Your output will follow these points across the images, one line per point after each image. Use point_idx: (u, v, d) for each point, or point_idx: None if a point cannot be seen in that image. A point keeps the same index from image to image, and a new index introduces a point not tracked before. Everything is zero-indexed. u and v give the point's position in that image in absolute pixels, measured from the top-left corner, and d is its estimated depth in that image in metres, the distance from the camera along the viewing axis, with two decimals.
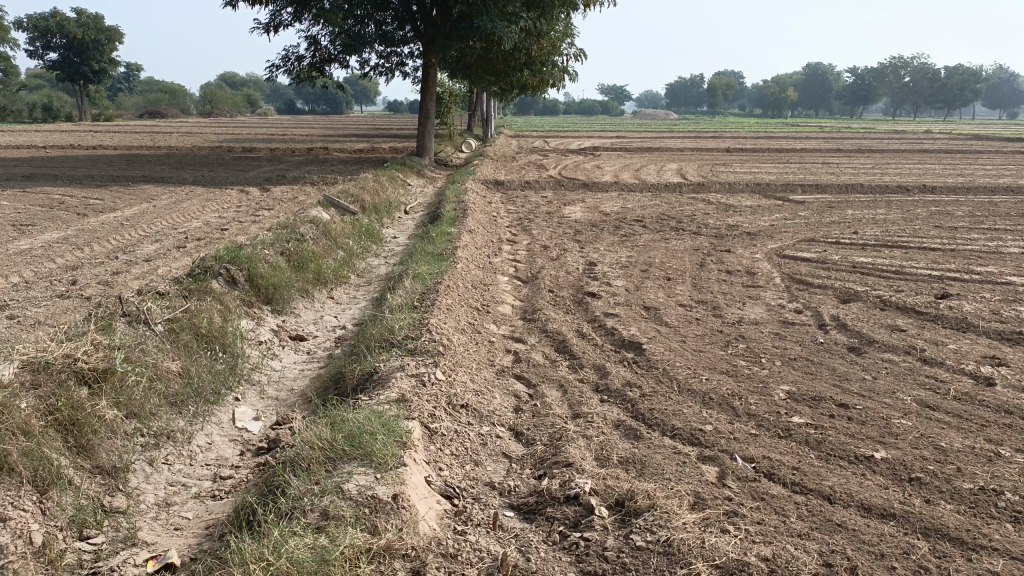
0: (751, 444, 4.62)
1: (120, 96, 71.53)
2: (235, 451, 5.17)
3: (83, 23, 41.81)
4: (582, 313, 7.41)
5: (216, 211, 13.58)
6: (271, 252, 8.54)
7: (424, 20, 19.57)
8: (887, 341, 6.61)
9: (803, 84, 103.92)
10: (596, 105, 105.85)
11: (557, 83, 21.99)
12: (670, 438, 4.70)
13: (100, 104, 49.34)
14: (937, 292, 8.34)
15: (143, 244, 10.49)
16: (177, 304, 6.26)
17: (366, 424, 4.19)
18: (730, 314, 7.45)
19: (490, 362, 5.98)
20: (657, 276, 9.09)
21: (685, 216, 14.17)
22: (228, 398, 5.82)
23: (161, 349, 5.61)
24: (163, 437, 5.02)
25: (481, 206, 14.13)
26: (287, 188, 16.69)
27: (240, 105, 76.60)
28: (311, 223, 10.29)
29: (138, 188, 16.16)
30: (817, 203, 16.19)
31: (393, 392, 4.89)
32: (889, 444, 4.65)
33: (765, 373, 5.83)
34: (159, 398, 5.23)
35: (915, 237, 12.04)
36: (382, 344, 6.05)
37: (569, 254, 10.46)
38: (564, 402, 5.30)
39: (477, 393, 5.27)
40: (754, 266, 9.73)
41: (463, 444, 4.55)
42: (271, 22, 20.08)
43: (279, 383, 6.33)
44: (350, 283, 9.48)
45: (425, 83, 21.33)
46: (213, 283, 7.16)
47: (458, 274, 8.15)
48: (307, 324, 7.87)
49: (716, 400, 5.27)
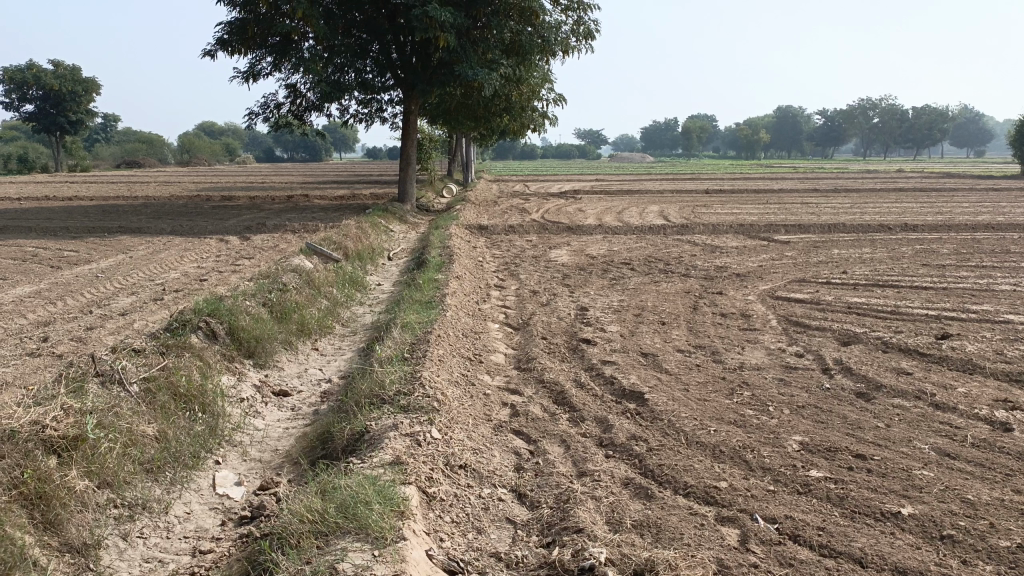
0: (770, 501, 4.34)
1: (98, 147, 71.25)
2: (216, 520, 4.79)
3: (61, 75, 41.63)
4: (579, 361, 7.15)
5: (194, 261, 13.28)
6: (252, 303, 8.24)
7: (404, 67, 19.59)
8: (895, 385, 6.40)
9: (775, 126, 105.92)
10: (572, 147, 106.89)
11: (538, 127, 22.06)
12: (684, 498, 4.42)
13: (76, 155, 49.05)
14: (936, 332, 8.19)
15: (119, 297, 10.14)
16: (153, 362, 5.93)
17: (360, 492, 3.87)
18: (730, 360, 7.22)
19: (486, 417, 5.68)
20: (651, 320, 8.88)
21: (672, 258, 14.03)
22: (208, 463, 5.46)
23: (136, 412, 5.27)
24: (138, 508, 4.65)
25: (466, 251, 13.94)
26: (267, 236, 16.42)
27: (218, 153, 76.56)
28: (294, 272, 10.02)
29: (114, 239, 15.82)
30: (802, 243, 16.16)
31: (387, 454, 4.58)
32: (914, 499, 4.39)
33: (775, 422, 5.57)
34: (134, 465, 4.87)
35: (906, 276, 11.96)
36: (372, 400, 5.74)
37: (559, 299, 10.24)
38: (567, 458, 5.00)
39: (475, 451, 4.96)
40: (748, 308, 9.56)
41: (464, 509, 4.23)
42: (250, 71, 20.01)
43: (262, 443, 5.98)
44: (335, 333, 9.17)
45: (406, 130, 21.29)
46: (192, 337, 6.83)
47: (448, 322, 7.88)
48: (291, 378, 7.53)
49: (727, 453, 5.01)
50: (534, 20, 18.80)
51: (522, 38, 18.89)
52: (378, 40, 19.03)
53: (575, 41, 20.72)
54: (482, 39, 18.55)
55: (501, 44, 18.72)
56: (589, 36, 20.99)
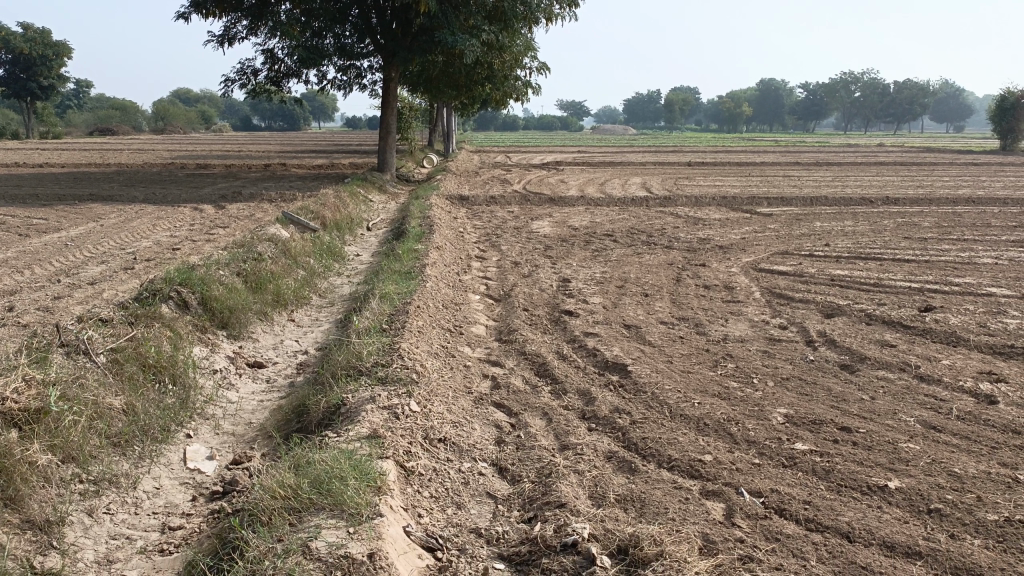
0: (756, 475, 4.25)
1: (70, 114, 69.66)
2: (187, 496, 4.64)
3: (30, 38, 40.44)
4: (561, 333, 7.03)
5: (168, 230, 12.95)
6: (226, 272, 8.02)
7: (384, 33, 19.15)
8: (879, 358, 6.34)
9: (757, 100, 105.74)
10: (553, 119, 106.04)
11: (520, 97, 21.72)
12: (668, 471, 4.32)
13: (48, 121, 47.94)
14: (920, 305, 8.13)
15: (88, 266, 9.85)
16: (121, 332, 5.73)
17: (334, 467, 3.73)
18: (714, 332, 7.12)
19: (467, 389, 5.54)
20: (634, 292, 8.76)
21: (655, 229, 13.91)
22: (178, 436, 5.29)
23: (102, 384, 5.08)
24: (105, 483, 4.49)
25: (447, 221, 13.73)
26: (243, 205, 16.10)
27: (194, 121, 75.25)
28: (270, 241, 9.78)
29: (85, 207, 15.41)
30: (785, 216, 16.08)
31: (364, 427, 4.43)
32: (901, 472, 4.33)
33: (760, 395, 5.48)
34: (100, 439, 4.70)
35: (888, 249, 11.93)
36: (349, 372, 5.59)
37: (541, 270, 10.10)
38: (549, 432, 4.89)
39: (454, 425, 4.82)
40: (731, 280, 9.47)
41: (443, 484, 4.11)
42: (225, 35, 19.50)
43: (236, 415, 5.82)
44: (312, 304, 8.96)
45: (386, 98, 20.89)
46: (162, 307, 6.63)
47: (428, 293, 7.72)
48: (266, 349, 7.35)
49: (712, 426, 4.91)
50: None
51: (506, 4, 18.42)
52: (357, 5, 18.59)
53: (558, 9, 20.36)
54: (463, 6, 18.16)
55: (482, 11, 18.32)
56: (572, 4, 20.62)
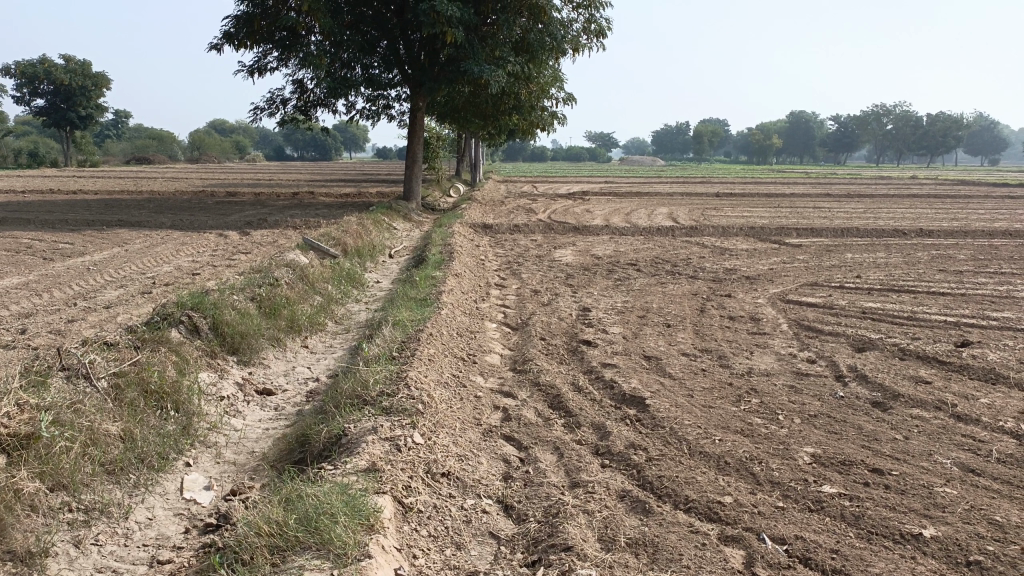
0: (780, 520, 3.96)
1: (109, 143, 71.37)
2: (180, 528, 4.44)
3: (71, 69, 41.46)
4: (578, 364, 6.78)
5: (190, 255, 12.96)
6: (239, 297, 7.91)
7: (411, 63, 19.23)
8: (914, 395, 6.00)
9: (786, 131, 105.29)
10: (582, 150, 106.28)
11: (547, 127, 21.64)
12: (684, 513, 4.04)
13: (86, 150, 49.02)
14: (956, 339, 7.77)
15: (107, 290, 9.83)
16: (125, 356, 5.61)
17: (325, 503, 3.52)
18: (738, 365, 6.83)
19: (476, 421, 5.32)
20: (656, 323, 8.50)
21: (680, 259, 13.64)
22: (177, 465, 5.11)
23: (101, 409, 4.94)
24: (95, 512, 4.31)
25: (468, 249, 13.59)
26: (267, 232, 16.13)
27: (228, 152, 76.65)
28: (287, 267, 9.68)
29: (111, 232, 15.53)
30: (814, 246, 15.72)
31: (362, 460, 4.22)
32: (937, 519, 4.01)
33: (785, 432, 5.18)
34: (94, 466, 4.54)
35: (922, 281, 11.55)
36: (354, 401, 5.39)
37: (561, 298, 9.88)
38: (560, 468, 4.63)
39: (460, 458, 4.59)
40: (758, 312, 9.17)
41: (443, 522, 3.87)
42: (256, 65, 19.73)
43: (239, 444, 5.63)
44: (327, 331, 8.81)
45: (413, 127, 20.95)
46: (172, 332, 6.50)
47: (442, 321, 7.54)
48: (277, 376, 7.19)
49: (732, 465, 4.63)
50: (542, 18, 18.31)
51: (532, 36, 18.55)
52: (386, 36, 18.74)
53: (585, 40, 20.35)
54: (490, 36, 18.20)
55: (509, 41, 18.34)
56: (599, 34, 20.61)
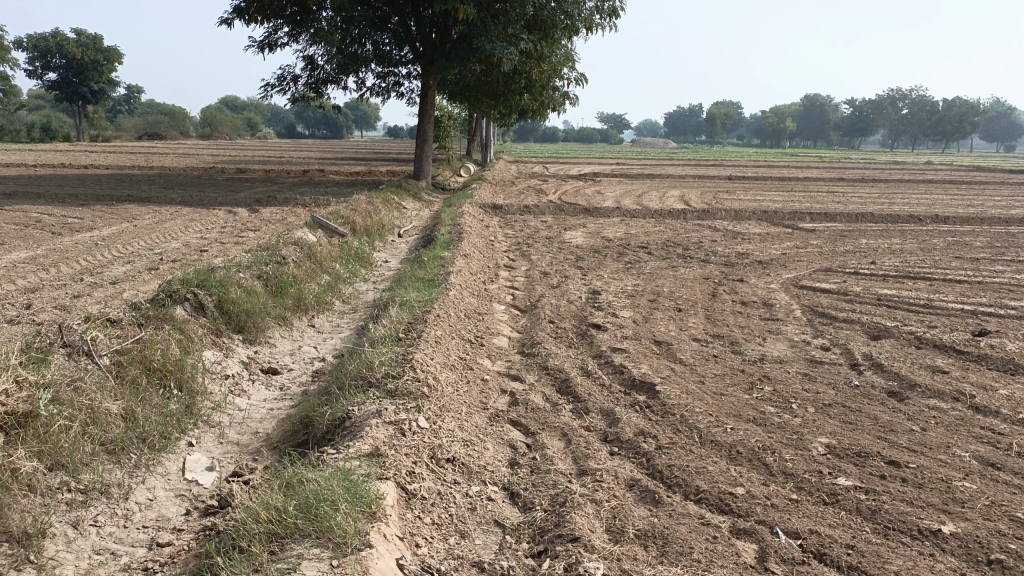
0: (794, 513, 3.84)
1: (121, 119, 71.36)
2: (180, 509, 4.37)
3: (84, 43, 41.26)
4: (587, 348, 6.66)
5: (199, 232, 12.89)
6: (246, 275, 7.81)
7: (423, 40, 19.00)
8: (931, 385, 5.86)
9: (800, 115, 104.21)
10: (594, 132, 105.68)
11: (558, 108, 21.37)
12: (695, 504, 3.94)
13: (98, 126, 48.92)
14: (974, 328, 7.61)
15: (113, 265, 9.75)
16: (128, 334, 5.53)
17: (325, 490, 3.44)
18: (750, 351, 6.69)
19: (482, 405, 5.21)
20: (667, 307, 8.36)
21: (692, 243, 13.47)
22: (179, 445, 5.04)
23: (101, 387, 4.86)
24: (94, 493, 4.23)
25: (478, 229, 13.47)
26: (277, 209, 16.04)
27: (239, 129, 76.54)
28: (295, 244, 9.59)
29: (121, 207, 15.46)
30: (828, 231, 15.52)
31: (365, 444, 4.12)
32: (956, 515, 3.89)
33: (799, 421, 5.06)
34: (93, 445, 4.47)
35: (938, 268, 11.35)
36: (359, 383, 5.31)
37: (570, 281, 9.76)
38: (567, 455, 4.53)
39: (466, 444, 4.50)
40: (771, 297, 9.02)
41: (447, 509, 3.78)
42: (266, 40, 19.54)
43: (243, 424, 5.56)
44: (334, 310, 8.71)
45: (424, 105, 20.73)
46: (176, 309, 6.41)
47: (450, 302, 7.42)
48: (282, 355, 7.10)
49: (745, 455, 4.51)
50: None
51: (545, 13, 18.39)
52: (397, 13, 18.50)
53: (599, 19, 20.07)
54: (503, 14, 17.93)
55: (521, 19, 18.07)
56: (613, 13, 20.31)
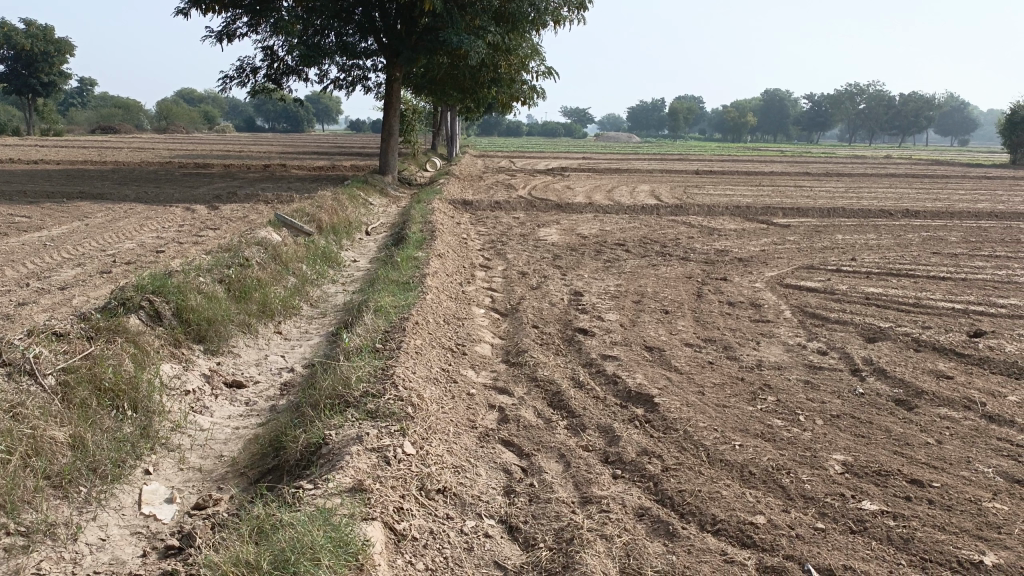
0: (823, 545, 3.50)
1: (73, 112, 69.13)
2: (137, 550, 3.85)
3: (32, 34, 39.63)
4: (575, 355, 6.28)
5: (155, 231, 12.22)
6: (206, 279, 7.26)
7: (388, 32, 18.41)
8: (939, 393, 5.58)
9: (762, 110, 105.08)
10: (559, 126, 105.34)
11: (526, 101, 20.89)
12: (713, 537, 3.59)
13: (48, 118, 47.17)
14: (969, 329, 7.39)
15: (63, 269, 9.12)
16: (76, 350, 5.01)
17: (304, 541, 3.02)
18: (746, 357, 6.36)
19: (470, 423, 4.81)
20: (653, 309, 8.01)
21: (669, 240, 13.17)
22: (134, 473, 4.51)
23: (46, 413, 4.35)
24: (37, 536, 3.70)
25: (450, 227, 13.00)
26: (237, 206, 15.37)
27: (197, 122, 74.57)
28: (258, 245, 9.04)
29: (71, 205, 14.68)
30: (803, 227, 15.34)
31: (346, 477, 3.69)
32: (995, 542, 3.57)
33: (809, 437, 4.73)
34: (36, 480, 3.97)
35: (918, 265, 11.20)
36: (335, 402, 4.86)
37: (550, 281, 9.37)
38: (567, 480, 4.14)
39: (456, 470, 4.10)
40: (757, 297, 8.74)
41: (441, 552, 3.37)
42: (225, 31, 18.79)
43: (205, 447, 5.05)
44: (302, 314, 8.19)
45: (390, 99, 20.13)
46: (130, 319, 5.87)
47: (428, 307, 6.99)
48: (246, 366, 6.58)
49: (759, 477, 4.17)
50: None
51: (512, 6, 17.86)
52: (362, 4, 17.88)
53: (566, 12, 19.65)
54: (469, 5, 17.42)
55: (488, 11, 17.54)
56: (581, 6, 19.91)
